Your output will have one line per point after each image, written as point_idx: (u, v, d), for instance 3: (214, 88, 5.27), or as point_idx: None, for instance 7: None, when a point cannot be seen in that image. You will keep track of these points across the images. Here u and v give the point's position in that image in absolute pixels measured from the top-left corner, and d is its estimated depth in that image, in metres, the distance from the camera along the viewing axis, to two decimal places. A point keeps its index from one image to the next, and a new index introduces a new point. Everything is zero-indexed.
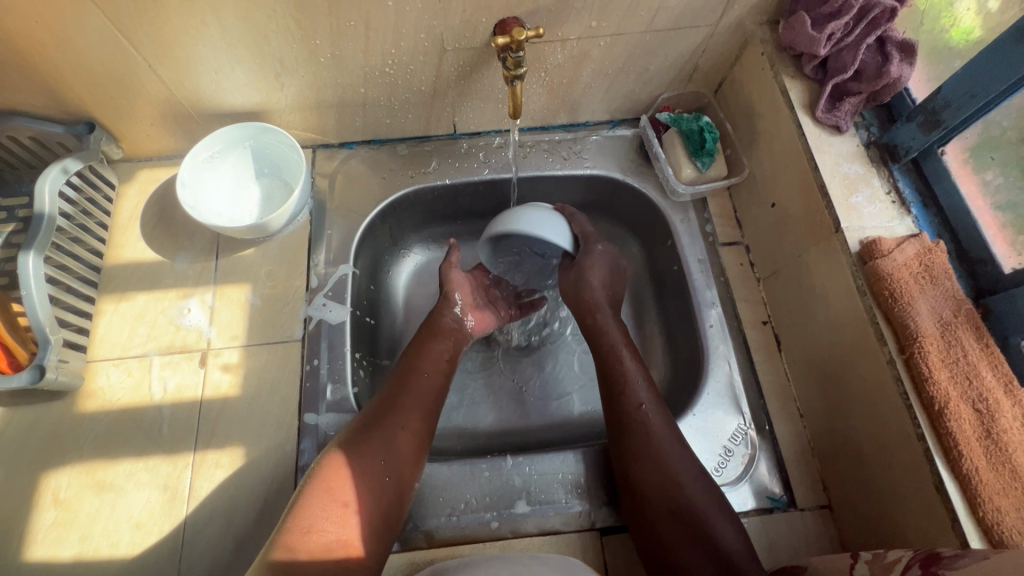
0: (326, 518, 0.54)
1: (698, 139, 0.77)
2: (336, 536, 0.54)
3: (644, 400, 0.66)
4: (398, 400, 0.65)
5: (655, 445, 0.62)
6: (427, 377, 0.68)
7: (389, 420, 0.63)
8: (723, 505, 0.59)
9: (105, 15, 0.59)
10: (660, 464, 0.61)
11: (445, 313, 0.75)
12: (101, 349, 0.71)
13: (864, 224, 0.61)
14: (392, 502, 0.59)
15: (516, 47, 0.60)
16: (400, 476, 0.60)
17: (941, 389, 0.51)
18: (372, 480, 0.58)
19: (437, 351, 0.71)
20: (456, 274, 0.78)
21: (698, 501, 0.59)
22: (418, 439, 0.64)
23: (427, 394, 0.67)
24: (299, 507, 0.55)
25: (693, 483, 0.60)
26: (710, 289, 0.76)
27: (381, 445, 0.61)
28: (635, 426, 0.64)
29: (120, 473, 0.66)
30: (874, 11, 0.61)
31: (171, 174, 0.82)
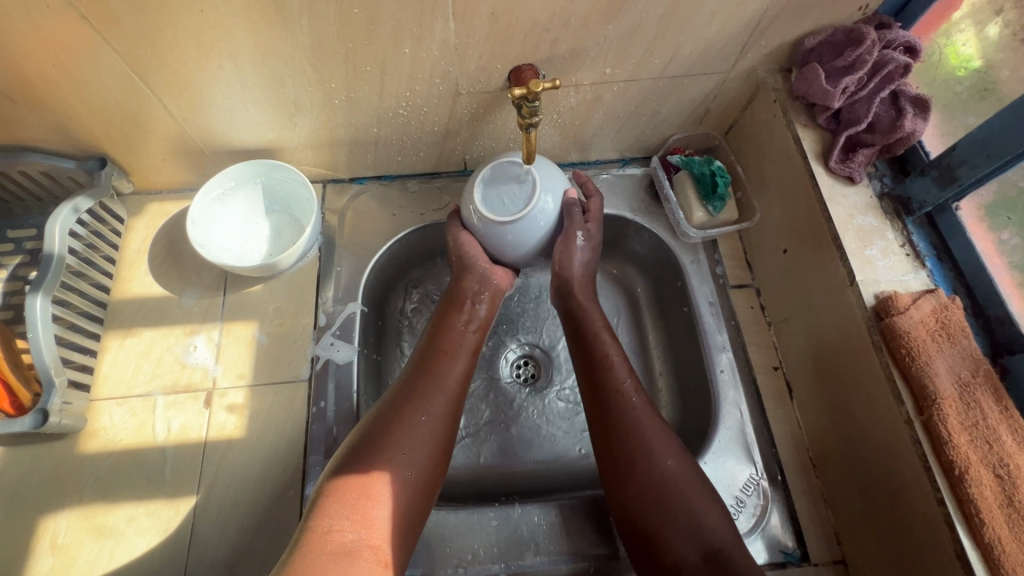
0: (344, 517, 0.53)
1: (710, 183, 0.77)
2: (357, 536, 0.52)
3: (634, 396, 0.64)
4: (418, 388, 0.64)
5: (639, 438, 0.61)
6: (451, 364, 0.67)
7: (410, 411, 0.62)
8: (706, 485, 0.59)
9: (123, 59, 0.59)
10: (652, 466, 0.59)
11: (472, 280, 0.73)
12: (104, 387, 0.70)
13: (879, 277, 0.61)
14: (415, 498, 0.58)
15: (533, 97, 0.60)
16: (423, 468, 0.60)
17: (961, 453, 0.51)
18: (395, 473, 0.57)
19: (459, 324, 0.71)
20: (467, 236, 0.74)
21: (683, 488, 0.58)
22: (441, 426, 0.63)
23: (450, 379, 0.66)
24: (320, 506, 0.54)
25: (685, 480, 0.58)
26: (721, 333, 0.75)
27: (404, 437, 0.60)
28: (626, 424, 0.62)
29: (120, 518, 0.64)
30: (889, 66, 0.62)
31: (180, 208, 0.81)
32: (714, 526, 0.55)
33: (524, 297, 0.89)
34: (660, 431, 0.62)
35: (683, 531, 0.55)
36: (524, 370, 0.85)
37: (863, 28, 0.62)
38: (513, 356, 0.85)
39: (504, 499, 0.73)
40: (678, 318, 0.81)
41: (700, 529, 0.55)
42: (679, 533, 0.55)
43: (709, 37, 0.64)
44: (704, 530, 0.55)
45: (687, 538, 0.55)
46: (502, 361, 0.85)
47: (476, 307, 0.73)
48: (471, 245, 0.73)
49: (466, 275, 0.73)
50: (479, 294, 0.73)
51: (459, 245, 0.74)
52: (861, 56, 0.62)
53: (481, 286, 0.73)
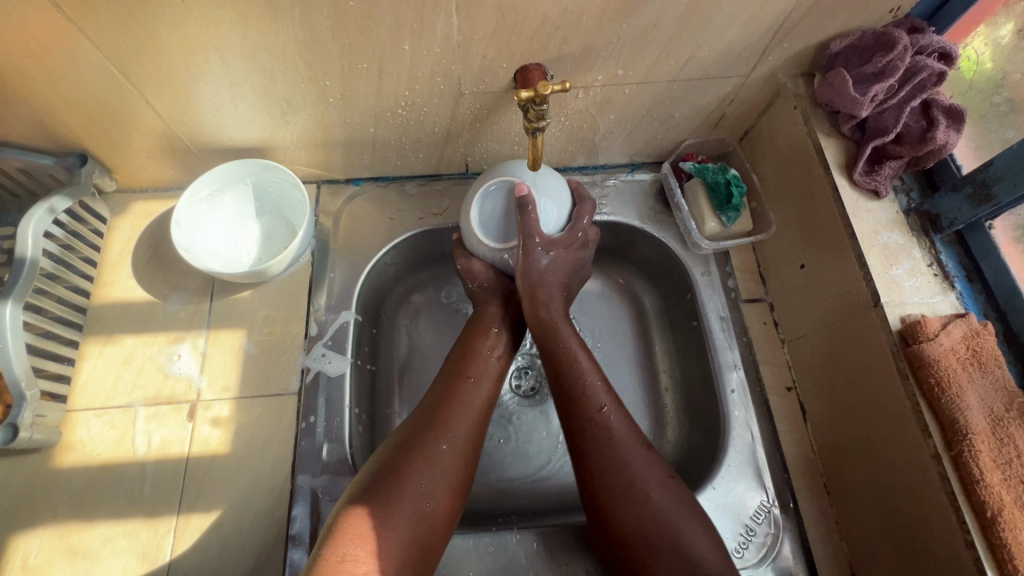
0: (359, 548, 0.49)
1: (725, 193, 0.73)
2: (371, 568, 0.48)
3: (605, 404, 0.61)
4: (442, 413, 0.60)
5: (622, 456, 0.57)
6: (474, 388, 0.63)
7: (432, 437, 0.57)
8: (696, 513, 0.55)
9: (101, 51, 0.55)
10: (640, 490, 0.56)
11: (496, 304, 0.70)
12: (82, 397, 0.67)
13: (905, 299, 0.58)
14: (435, 531, 0.54)
15: (540, 100, 0.57)
16: (444, 500, 0.55)
17: (994, 493, 0.48)
18: (414, 502, 0.53)
19: (484, 347, 0.67)
20: (479, 262, 0.70)
21: (670, 512, 0.54)
22: (464, 456, 0.58)
23: (473, 407, 0.62)
24: (335, 530, 0.50)
25: (663, 498, 0.55)
26: (732, 350, 0.72)
27: (425, 465, 0.55)
28: (606, 442, 0.58)
29: (95, 538, 0.61)
30: (921, 74, 0.58)
31: (166, 208, 0.77)
32: (708, 556, 0.52)
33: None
34: (642, 454, 0.58)
35: (671, 562, 0.52)
36: (524, 381, 0.81)
37: (895, 32, 0.58)
38: (513, 366, 0.81)
39: (501, 521, 0.70)
40: (687, 332, 0.77)
41: (691, 562, 0.52)
42: (669, 568, 0.52)
43: (728, 39, 0.60)
44: (693, 559, 0.52)
45: (675, 571, 0.51)
46: (501, 372, 0.81)
47: (501, 332, 0.69)
48: (485, 270, 0.70)
49: (490, 300, 0.71)
50: (504, 320, 0.70)
51: (472, 272, 0.70)
52: (892, 62, 0.58)
53: (503, 312, 0.71)
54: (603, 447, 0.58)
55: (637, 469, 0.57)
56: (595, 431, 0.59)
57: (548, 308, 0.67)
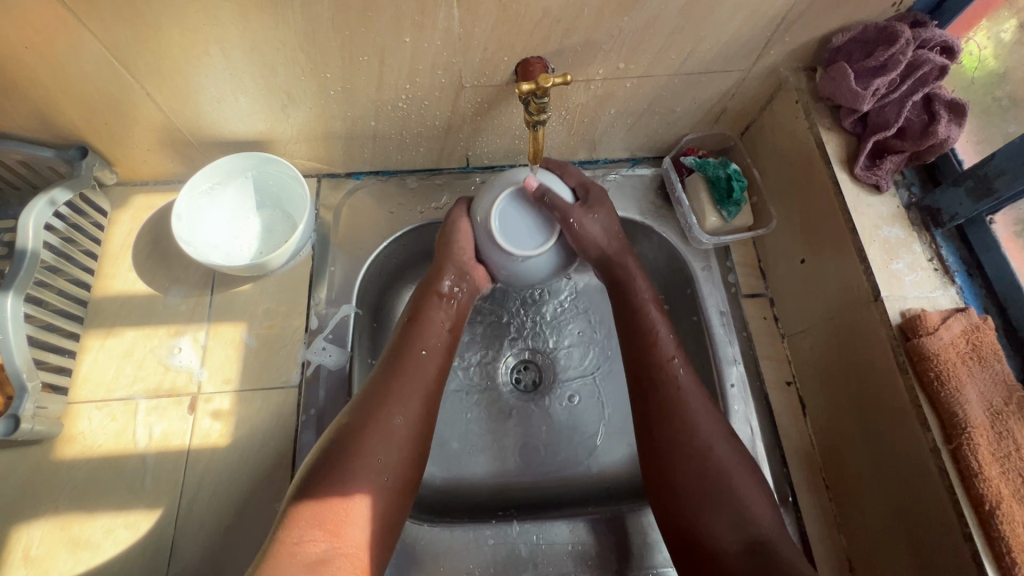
0: (315, 530, 0.50)
1: (726, 187, 0.73)
2: (329, 546, 0.50)
3: (675, 356, 0.62)
4: (392, 386, 0.59)
5: (686, 409, 0.59)
6: (426, 361, 0.63)
7: (383, 413, 0.57)
8: (750, 469, 0.56)
9: (101, 43, 0.55)
10: (697, 441, 0.57)
11: (449, 268, 0.68)
12: (83, 389, 0.67)
13: (906, 293, 0.58)
14: (395, 503, 0.55)
15: (542, 93, 0.57)
16: (399, 472, 0.56)
17: (992, 486, 0.48)
18: (369, 478, 0.54)
19: (438, 318, 0.66)
20: (465, 219, 0.70)
21: (726, 462, 0.56)
22: (416, 427, 0.59)
23: (424, 378, 0.61)
24: (291, 511, 0.51)
25: (721, 448, 0.57)
26: (732, 345, 0.72)
27: (377, 441, 0.56)
28: (671, 396, 0.60)
29: (97, 529, 0.61)
30: (924, 67, 0.58)
31: (167, 201, 0.77)
32: (758, 511, 0.54)
33: (523, 300, 0.84)
34: (704, 407, 0.59)
35: (726, 514, 0.53)
36: (524, 375, 0.81)
37: (898, 25, 0.58)
38: (513, 361, 0.82)
39: (501, 514, 0.70)
40: (687, 326, 0.77)
41: (741, 509, 0.54)
42: (720, 514, 0.53)
43: (730, 32, 0.60)
44: (747, 512, 0.53)
45: (729, 522, 0.53)
46: (500, 365, 0.81)
47: (453, 299, 0.69)
48: (468, 230, 0.69)
49: (445, 266, 0.68)
50: (457, 286, 0.69)
51: (454, 230, 0.69)
52: (894, 56, 0.58)
53: (458, 278, 0.69)
54: (669, 398, 0.59)
55: (699, 421, 0.58)
56: (662, 380, 0.61)
57: (622, 268, 0.68)
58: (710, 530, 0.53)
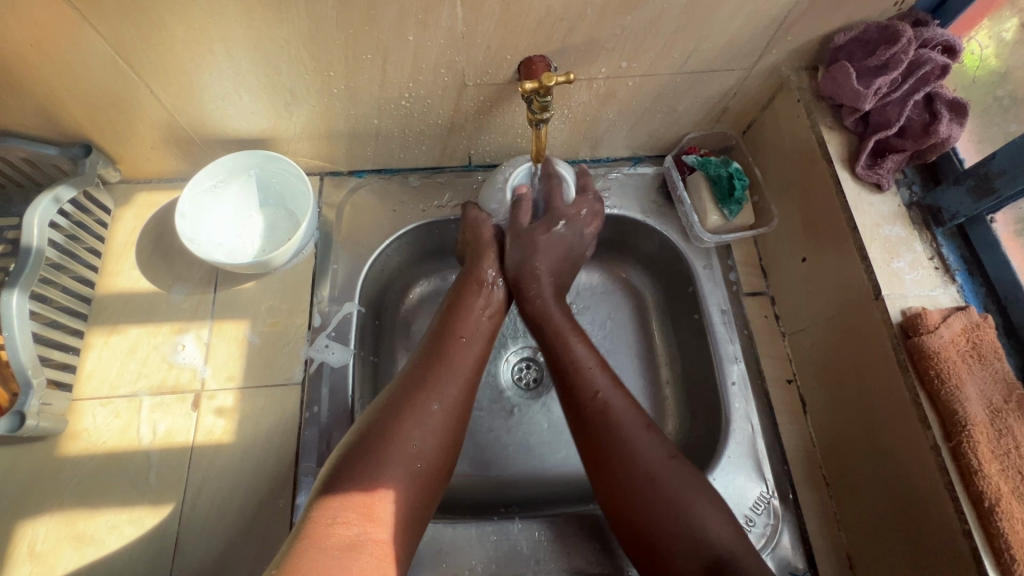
0: (349, 513, 0.49)
1: (727, 186, 0.73)
2: (361, 530, 0.49)
3: (601, 386, 0.61)
4: (432, 372, 0.60)
5: (622, 434, 0.58)
6: (465, 349, 0.64)
7: (422, 397, 0.58)
8: (704, 487, 0.55)
9: (106, 41, 0.55)
10: (638, 467, 0.56)
11: (490, 261, 0.71)
12: (87, 386, 0.67)
13: (907, 292, 0.58)
14: (426, 491, 0.55)
15: (545, 92, 0.57)
16: (433, 459, 0.56)
17: (991, 484, 0.48)
18: (403, 461, 0.54)
19: (476, 307, 0.68)
20: (489, 222, 0.74)
21: (675, 487, 0.54)
22: (453, 415, 0.59)
23: (463, 366, 0.62)
24: (324, 494, 0.51)
25: (668, 473, 0.55)
26: (732, 343, 0.72)
27: (415, 424, 0.56)
28: (607, 424, 0.59)
29: (101, 525, 0.61)
30: (925, 67, 0.58)
31: (170, 199, 0.78)
32: (718, 531, 0.52)
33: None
34: (644, 432, 0.58)
35: (681, 536, 0.52)
36: (526, 374, 0.81)
37: (899, 24, 0.58)
38: (513, 360, 0.82)
39: (502, 511, 0.70)
40: (688, 324, 0.78)
41: (698, 532, 0.52)
42: (676, 540, 0.52)
43: (732, 31, 0.60)
44: (704, 534, 0.52)
45: (685, 543, 0.52)
46: (501, 365, 0.81)
47: (493, 290, 0.70)
48: (490, 227, 0.73)
49: (485, 257, 0.71)
50: (498, 278, 0.71)
51: (478, 228, 0.73)
52: (895, 55, 0.58)
53: (499, 269, 0.71)
54: (606, 422, 0.59)
55: (641, 446, 0.57)
56: (594, 410, 0.60)
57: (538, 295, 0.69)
58: (671, 552, 0.52)
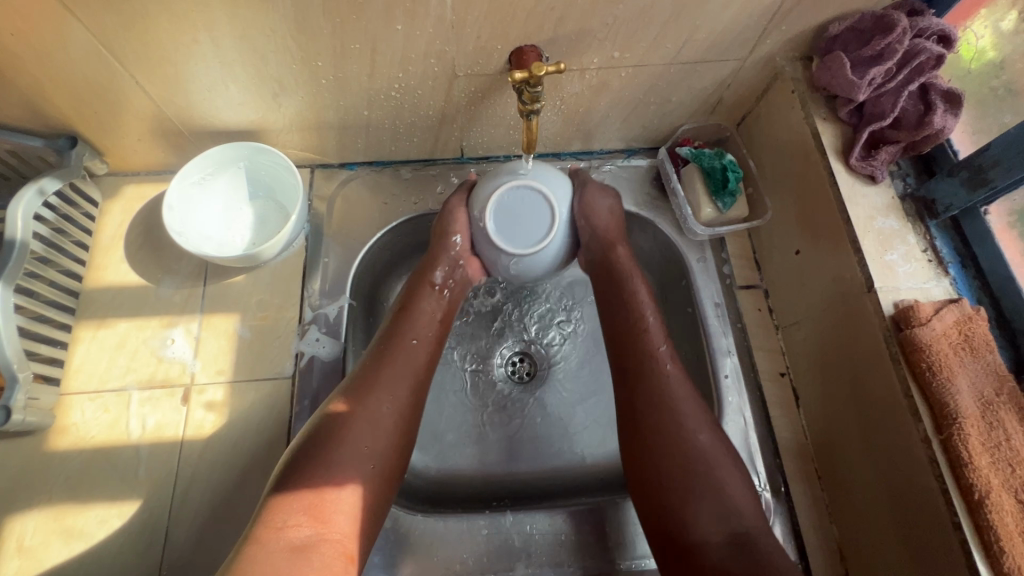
0: (299, 517, 0.49)
1: (721, 178, 0.73)
2: (313, 533, 0.49)
3: (662, 346, 0.63)
4: (380, 373, 0.59)
5: (671, 403, 0.59)
6: (414, 349, 0.63)
7: (373, 398, 0.57)
8: (734, 461, 0.56)
9: (88, 30, 0.54)
10: (677, 428, 0.57)
11: (442, 264, 0.69)
12: (76, 381, 0.67)
13: (899, 284, 0.58)
14: (380, 489, 0.55)
15: (535, 82, 0.57)
16: (386, 459, 0.56)
17: (982, 476, 0.48)
18: (356, 465, 0.54)
19: (428, 310, 0.67)
20: (464, 210, 0.70)
21: (710, 454, 0.56)
22: (404, 415, 0.59)
23: (414, 367, 0.62)
24: (276, 496, 0.50)
25: (705, 439, 0.57)
26: (726, 336, 0.72)
27: (365, 425, 0.56)
28: (655, 387, 0.60)
29: (91, 520, 0.61)
30: (920, 56, 0.57)
31: (158, 191, 0.77)
32: (740, 501, 0.53)
33: (520, 289, 0.84)
34: (690, 398, 0.59)
35: (708, 506, 0.53)
36: (520, 366, 0.81)
37: (895, 14, 0.57)
38: (507, 352, 0.81)
39: (495, 505, 0.71)
40: (681, 318, 0.77)
41: (724, 501, 0.53)
42: (702, 506, 0.53)
43: (727, 21, 0.59)
44: (732, 504, 0.53)
45: (712, 513, 0.52)
46: (494, 358, 0.81)
47: (446, 293, 0.69)
48: (464, 220, 0.69)
49: (439, 259, 0.69)
50: (447, 281, 0.70)
51: (454, 222, 0.69)
52: (890, 45, 0.57)
53: (449, 270, 0.70)
54: (655, 389, 0.60)
55: (683, 411, 0.58)
56: (651, 370, 0.61)
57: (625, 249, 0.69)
58: (693, 522, 0.52)
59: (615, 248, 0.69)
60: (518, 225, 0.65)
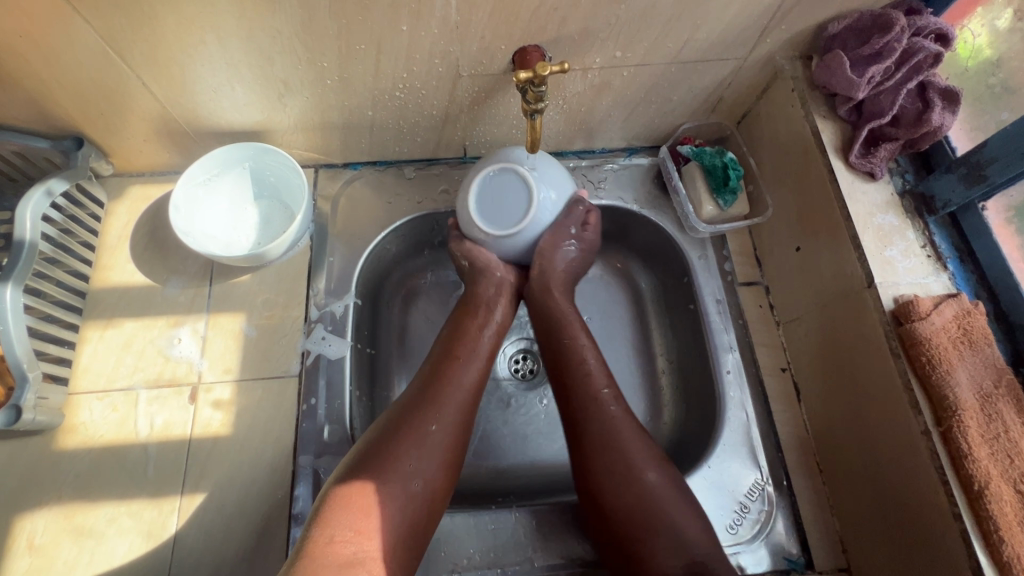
0: (346, 533, 0.49)
1: (722, 175, 0.74)
2: (359, 548, 0.49)
3: (605, 387, 0.64)
4: (432, 394, 0.60)
5: (619, 443, 0.59)
6: (462, 369, 0.64)
7: (420, 419, 0.58)
8: (686, 495, 0.57)
9: (96, 31, 0.54)
10: (626, 468, 0.58)
11: (488, 284, 0.71)
12: (83, 380, 0.67)
13: (899, 280, 0.58)
14: (424, 510, 0.55)
15: (539, 81, 0.57)
16: (433, 480, 0.56)
17: (981, 467, 0.49)
18: (401, 483, 0.54)
19: (474, 327, 0.68)
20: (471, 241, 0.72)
21: (661, 493, 0.56)
22: (453, 437, 0.59)
23: (464, 387, 0.63)
24: (324, 512, 0.51)
25: (656, 479, 0.57)
26: (728, 333, 0.73)
27: (414, 445, 0.56)
28: (604, 433, 0.60)
29: (100, 517, 0.62)
30: (918, 54, 0.58)
31: (164, 192, 0.77)
32: (696, 536, 0.54)
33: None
34: (636, 435, 0.60)
35: (665, 543, 0.54)
36: (523, 365, 0.82)
37: (893, 12, 0.58)
38: (510, 351, 0.82)
39: (500, 500, 0.70)
40: (683, 315, 0.78)
41: (680, 537, 0.54)
42: (660, 539, 0.54)
43: (727, 20, 0.60)
44: (686, 539, 0.54)
45: (670, 549, 0.53)
46: (497, 357, 0.81)
47: (493, 311, 0.70)
48: (484, 253, 0.71)
49: (483, 279, 0.71)
50: (496, 298, 0.71)
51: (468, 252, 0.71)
52: (889, 43, 0.58)
53: (497, 291, 0.71)
54: (605, 429, 0.60)
55: (634, 450, 0.59)
56: (596, 413, 0.62)
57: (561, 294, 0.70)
58: (655, 559, 0.53)
59: (553, 295, 0.70)
60: (501, 202, 0.69)
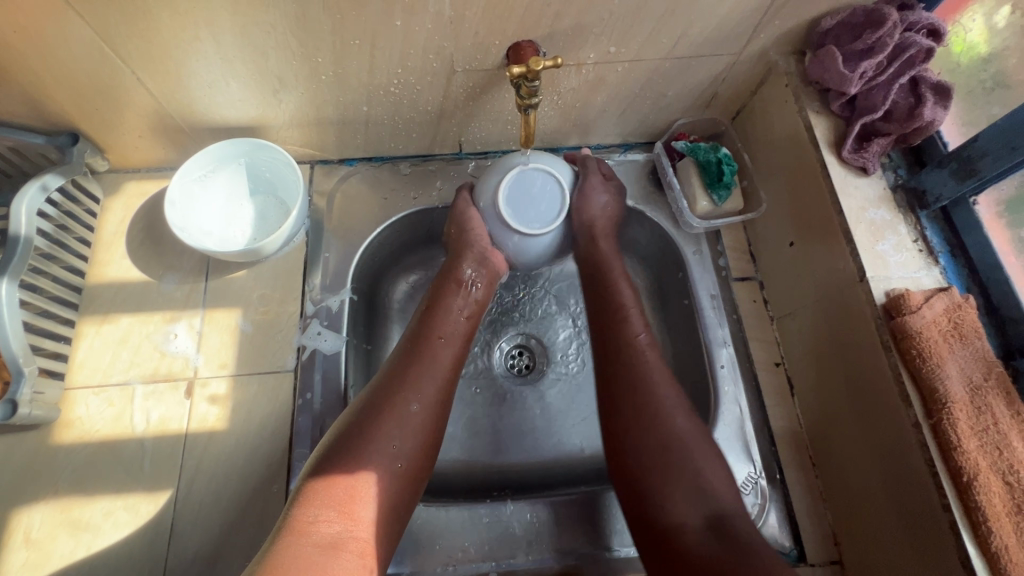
0: (329, 513, 0.50)
1: (716, 171, 0.73)
2: (343, 528, 0.50)
3: (640, 334, 0.65)
4: (411, 373, 0.60)
5: (648, 389, 0.60)
6: (443, 350, 0.64)
7: (400, 399, 0.58)
8: (712, 445, 0.57)
9: (90, 27, 0.55)
10: (655, 410, 0.59)
11: (469, 260, 0.70)
12: (80, 375, 0.67)
13: (890, 274, 0.59)
14: (407, 489, 0.56)
15: (533, 76, 0.58)
16: (413, 459, 0.57)
17: (971, 459, 0.50)
18: (383, 461, 0.55)
19: (456, 306, 0.68)
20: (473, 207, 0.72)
21: (687, 438, 0.57)
22: (432, 414, 0.60)
23: (442, 366, 0.63)
24: (306, 492, 0.51)
25: (682, 422, 0.58)
26: (722, 328, 0.73)
27: (395, 426, 0.56)
28: (636, 377, 0.61)
29: (97, 511, 0.62)
30: (910, 50, 0.58)
31: (160, 188, 0.77)
32: (717, 483, 0.54)
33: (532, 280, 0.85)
34: (665, 380, 0.61)
35: (686, 487, 0.54)
36: (519, 360, 0.82)
37: (885, 8, 0.58)
38: (507, 346, 0.83)
39: (496, 494, 0.71)
40: (678, 310, 0.78)
41: (703, 482, 0.54)
42: (677, 483, 0.54)
43: (720, 16, 0.60)
44: (707, 485, 0.54)
45: (691, 494, 0.53)
46: (493, 352, 0.82)
47: (472, 289, 0.70)
48: (477, 221, 0.71)
49: (466, 254, 0.70)
50: (476, 279, 0.70)
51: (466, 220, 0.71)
52: (881, 39, 0.58)
53: (477, 267, 0.70)
54: (633, 377, 0.61)
55: (661, 394, 0.60)
56: (629, 360, 0.63)
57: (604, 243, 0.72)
58: (670, 504, 0.53)
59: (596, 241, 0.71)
60: (522, 198, 0.68)
